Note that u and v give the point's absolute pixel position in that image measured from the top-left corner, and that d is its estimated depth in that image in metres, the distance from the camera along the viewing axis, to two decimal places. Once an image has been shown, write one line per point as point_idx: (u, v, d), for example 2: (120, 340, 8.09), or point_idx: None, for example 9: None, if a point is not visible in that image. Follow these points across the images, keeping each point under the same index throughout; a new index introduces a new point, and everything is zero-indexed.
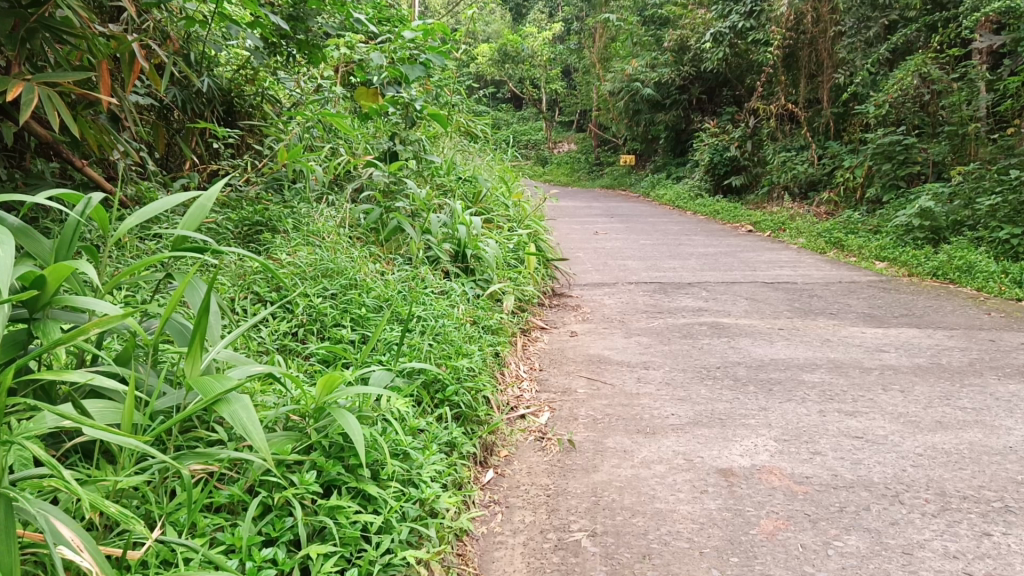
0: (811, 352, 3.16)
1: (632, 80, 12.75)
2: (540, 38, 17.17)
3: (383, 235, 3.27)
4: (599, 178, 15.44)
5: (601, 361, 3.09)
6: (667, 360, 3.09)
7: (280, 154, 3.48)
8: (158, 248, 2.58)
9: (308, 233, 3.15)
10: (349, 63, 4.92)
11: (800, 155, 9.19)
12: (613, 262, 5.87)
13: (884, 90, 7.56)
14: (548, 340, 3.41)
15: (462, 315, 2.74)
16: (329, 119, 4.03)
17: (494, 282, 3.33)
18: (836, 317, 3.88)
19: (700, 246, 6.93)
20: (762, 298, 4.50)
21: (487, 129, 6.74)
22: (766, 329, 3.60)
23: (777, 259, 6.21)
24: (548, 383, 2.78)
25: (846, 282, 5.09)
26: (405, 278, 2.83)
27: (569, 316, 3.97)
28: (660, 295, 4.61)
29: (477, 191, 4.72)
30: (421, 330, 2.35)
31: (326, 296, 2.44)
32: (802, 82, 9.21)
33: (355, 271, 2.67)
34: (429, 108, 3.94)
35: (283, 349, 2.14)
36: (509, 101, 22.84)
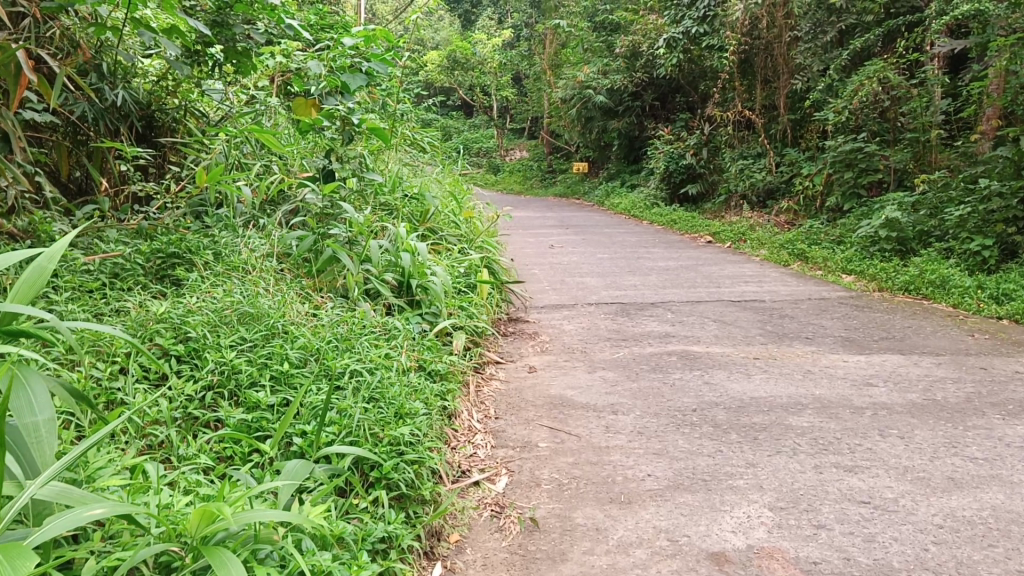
0: (793, 387, 2.87)
1: (584, 87, 12.54)
2: (490, 45, 16.88)
3: (315, 267, 2.91)
4: (552, 186, 15.16)
5: (563, 403, 2.77)
6: (637, 400, 2.78)
7: (199, 176, 3.12)
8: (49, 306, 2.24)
9: (232, 267, 2.79)
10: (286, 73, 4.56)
11: (757, 162, 9.01)
12: (570, 280, 5.57)
13: (842, 96, 7.39)
14: (504, 379, 3.08)
15: (406, 362, 2.40)
16: (259, 134, 3.67)
17: (443, 316, 2.99)
18: (813, 343, 3.60)
19: (660, 259, 6.67)
20: (730, 319, 4.23)
21: (436, 141, 6.40)
22: (741, 359, 3.31)
23: (741, 273, 5.96)
24: (504, 434, 2.45)
25: (816, 299, 4.84)
26: (338, 319, 2.47)
27: (526, 347, 3.64)
28: (622, 318, 4.31)
29: (425, 211, 4.38)
30: (354, 389, 2.01)
31: (242, 348, 2.09)
32: (758, 89, 9.04)
33: (281, 315, 2.32)
34: (369, 120, 3.59)
35: (186, 420, 1.80)
36: (460, 108, 22.51)
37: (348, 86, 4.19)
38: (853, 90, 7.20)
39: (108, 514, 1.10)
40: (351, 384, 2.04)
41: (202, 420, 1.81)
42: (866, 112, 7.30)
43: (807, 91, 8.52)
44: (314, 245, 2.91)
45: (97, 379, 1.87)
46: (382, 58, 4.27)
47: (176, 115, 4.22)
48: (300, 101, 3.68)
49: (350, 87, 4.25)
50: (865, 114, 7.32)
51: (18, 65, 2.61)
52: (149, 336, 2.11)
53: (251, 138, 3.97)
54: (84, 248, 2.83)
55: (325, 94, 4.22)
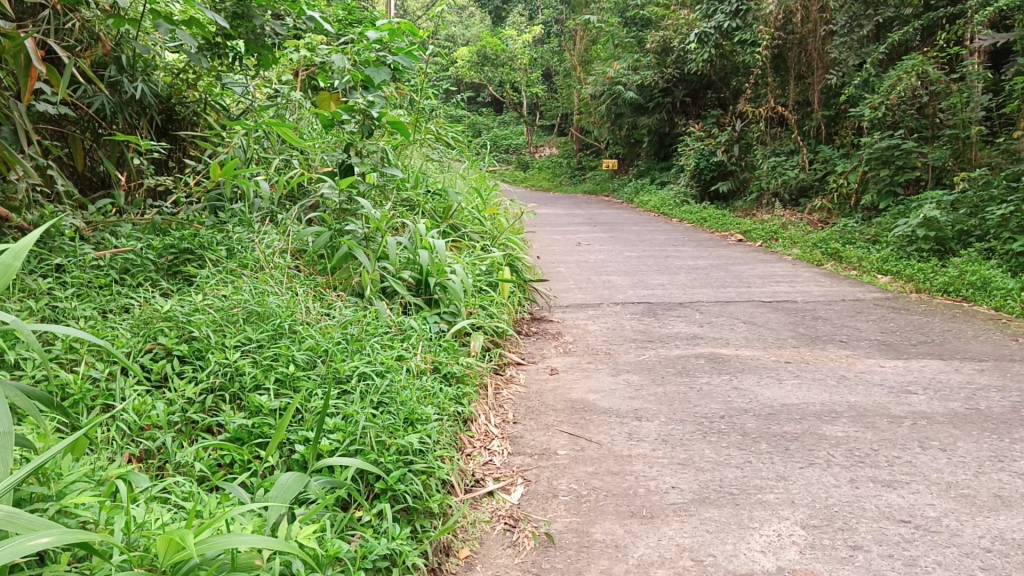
0: (827, 394, 2.74)
1: (614, 83, 12.41)
2: (521, 40, 16.77)
3: (330, 264, 2.83)
4: (581, 183, 15.02)
5: (584, 407, 2.66)
6: (661, 406, 2.66)
7: (212, 170, 3.04)
8: (53, 306, 2.16)
9: (246, 264, 2.72)
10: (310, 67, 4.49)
11: (790, 159, 8.82)
12: (596, 278, 5.46)
13: (879, 91, 7.18)
14: (524, 381, 2.98)
15: (419, 363, 2.30)
16: (278, 129, 3.59)
17: (461, 317, 2.90)
18: (847, 346, 3.46)
19: (689, 258, 6.53)
20: (761, 321, 4.09)
21: (462, 136, 6.30)
22: (772, 363, 3.18)
23: (772, 272, 5.81)
24: (521, 441, 2.36)
25: (850, 301, 4.68)
26: (350, 320, 2.38)
27: (549, 348, 3.54)
28: (649, 319, 4.19)
29: (447, 207, 4.29)
30: (362, 393, 1.91)
31: (248, 349, 2.00)
32: (792, 85, 8.84)
33: (290, 314, 2.23)
34: (390, 114, 3.50)
35: (186, 426, 1.73)
36: (490, 105, 22.43)
37: (372, 80, 4.11)
38: (890, 85, 6.99)
39: (55, 543, 0.97)
40: (361, 387, 1.95)
41: (203, 426, 1.74)
42: (903, 108, 7.10)
43: (842, 86, 8.32)
44: (329, 241, 2.83)
45: (95, 379, 1.80)
46: (407, 50, 4.16)
47: (196, 108, 4.17)
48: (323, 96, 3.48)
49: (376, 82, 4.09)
50: (902, 110, 7.12)
51: (27, 56, 2.53)
52: (152, 335, 2.03)
53: (270, 132, 3.90)
54: (95, 243, 2.77)
55: (347, 88, 4.13)
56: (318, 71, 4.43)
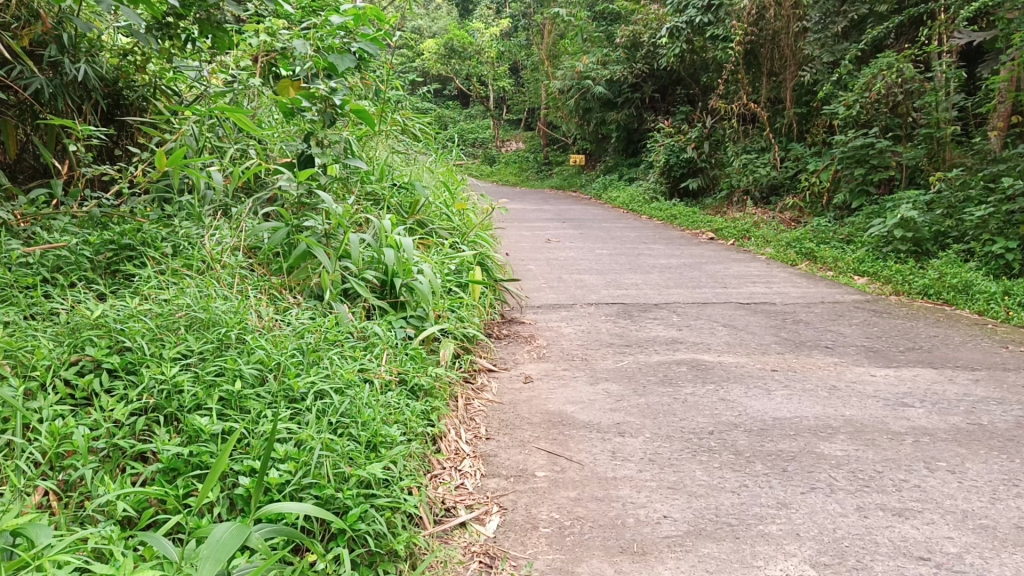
0: (820, 407, 2.56)
1: (583, 77, 12.22)
2: (489, 33, 16.54)
3: (287, 263, 2.59)
4: (548, 178, 14.84)
5: (563, 421, 2.47)
6: (645, 420, 2.47)
7: (158, 159, 2.78)
8: None
9: (194, 265, 2.48)
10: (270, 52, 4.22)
11: (761, 157, 8.70)
12: (567, 277, 5.28)
13: (852, 89, 7.06)
14: (496, 391, 2.78)
15: (383, 376, 2.08)
16: (233, 115, 3.34)
17: (429, 322, 2.68)
18: (834, 353, 3.30)
19: (661, 256, 6.37)
20: (741, 324, 3.92)
21: (428, 128, 6.08)
22: (758, 372, 3.00)
23: (747, 272, 5.67)
24: (496, 460, 2.15)
25: (829, 303, 4.54)
26: (307, 327, 2.14)
27: (521, 353, 3.34)
28: (625, 321, 4.00)
29: (414, 201, 4.07)
30: (318, 414, 1.69)
31: (188, 362, 1.77)
32: (763, 81, 8.70)
33: (240, 321, 2.00)
34: (353, 101, 3.25)
35: (112, 454, 1.51)
36: (456, 98, 22.14)
37: (336, 67, 3.85)
38: (864, 83, 6.87)
39: None
40: (318, 408, 1.72)
41: (134, 454, 1.51)
42: (877, 107, 7.00)
43: (814, 83, 8.21)
44: (286, 238, 2.59)
45: (8, 398, 1.57)
46: (372, 37, 3.96)
47: (145, 92, 3.90)
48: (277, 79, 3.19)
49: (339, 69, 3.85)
50: (876, 109, 7.02)
51: None
52: (79, 345, 1.79)
53: (225, 119, 3.64)
54: (25, 239, 2.51)
55: (309, 75, 3.88)
56: (279, 57, 4.16)
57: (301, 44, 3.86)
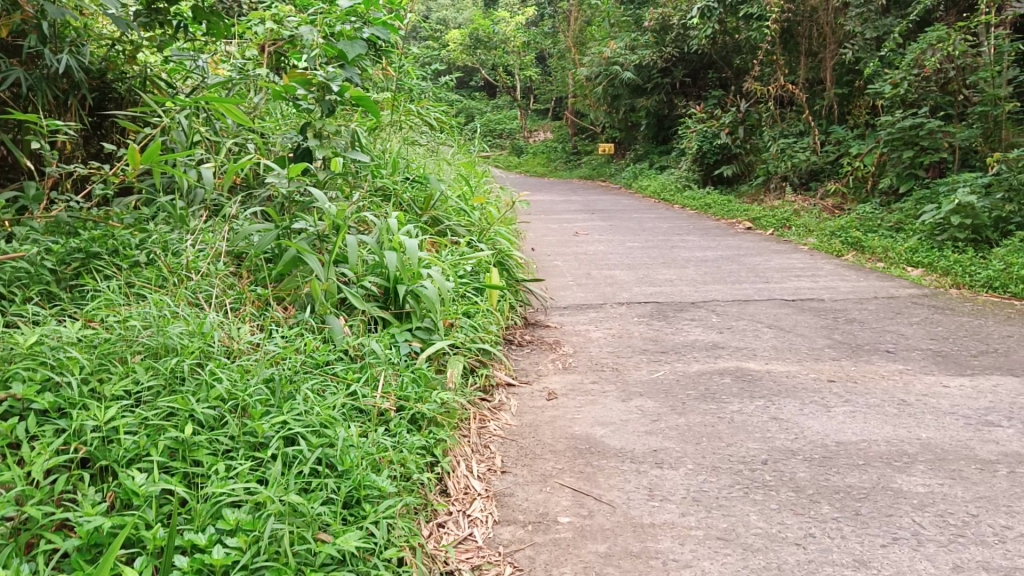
0: (890, 427, 2.21)
1: (610, 63, 11.83)
2: (514, 23, 16.17)
3: (275, 270, 2.30)
4: (576, 168, 14.44)
5: (591, 449, 2.14)
6: (686, 446, 2.14)
7: (131, 156, 2.48)
8: None
9: (168, 277, 2.19)
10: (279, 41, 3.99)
11: (800, 141, 8.27)
12: (596, 273, 4.94)
13: (899, 66, 6.62)
14: (515, 411, 2.47)
15: (371, 412, 1.77)
16: (224, 105, 3.05)
17: (438, 334, 2.37)
18: (897, 359, 2.93)
19: (697, 249, 6.00)
20: (789, 325, 3.56)
21: (446, 118, 5.75)
22: (814, 384, 2.65)
23: (789, 265, 5.28)
24: (511, 502, 1.83)
25: (884, 298, 4.15)
26: (285, 352, 1.83)
27: (545, 363, 3.01)
28: (659, 323, 3.66)
29: (428, 196, 3.76)
30: (283, 467, 1.38)
31: (133, 401, 1.46)
32: (801, 62, 8.35)
33: (205, 345, 1.69)
34: (352, 87, 2.94)
35: (23, 525, 1.20)
36: (483, 89, 21.80)
37: (346, 55, 3.54)
38: (913, 59, 6.43)
39: None
40: (286, 456, 1.41)
41: (53, 525, 1.19)
42: (927, 85, 6.57)
43: (856, 62, 7.77)
44: (274, 244, 2.30)
45: None
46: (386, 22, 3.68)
47: (136, 83, 3.62)
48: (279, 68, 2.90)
49: (349, 57, 3.55)
50: (925, 87, 6.60)
51: None
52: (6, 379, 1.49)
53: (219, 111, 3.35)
54: None
55: (316, 62, 3.58)
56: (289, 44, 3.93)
57: (308, 31, 3.57)
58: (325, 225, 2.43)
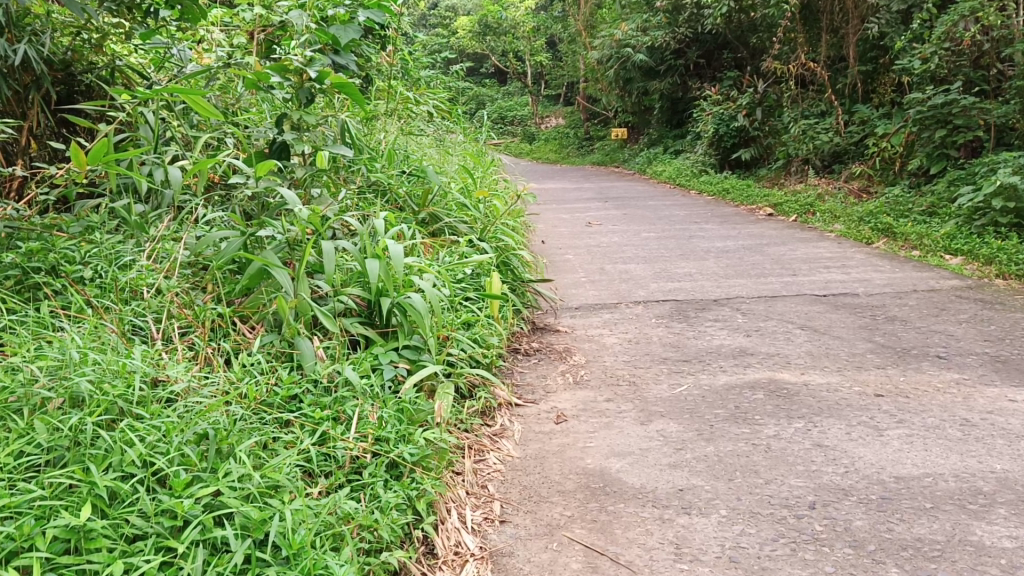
0: (957, 458, 1.89)
1: (622, 45, 11.46)
2: (523, 8, 15.76)
3: (238, 285, 2.01)
4: (589, 154, 14.06)
5: (607, 488, 1.83)
6: (718, 484, 1.82)
7: (76, 156, 2.19)
8: None
9: (110, 298, 1.92)
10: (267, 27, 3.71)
11: (822, 122, 7.89)
12: (610, 268, 4.62)
13: (929, 40, 6.25)
14: (519, 439, 2.16)
15: (337, 466, 1.50)
16: (191, 96, 2.75)
17: (428, 354, 2.07)
18: (951, 366, 2.61)
19: (716, 238, 5.66)
20: (823, 325, 3.24)
21: (448, 106, 5.42)
22: (860, 400, 2.32)
23: (816, 255, 4.94)
24: (510, 565, 1.52)
25: (925, 292, 3.81)
26: (230, 398, 1.57)
27: (554, 376, 2.70)
28: (680, 325, 3.33)
29: (426, 191, 3.49)
30: (204, 561, 1.13)
31: (26, 477, 1.22)
32: (822, 39, 7.96)
33: (125, 390, 1.44)
34: (330, 74, 2.63)
35: None
36: (493, 77, 21.44)
37: (339, 41, 3.28)
38: (943, 31, 6.08)
39: None
40: (213, 541, 1.17)
41: None
42: (958, 58, 6.17)
43: (880, 37, 7.38)
44: (236, 255, 2.01)
45: None
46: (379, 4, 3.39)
47: (105, 74, 3.29)
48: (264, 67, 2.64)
49: (343, 43, 3.30)
50: (956, 61, 6.20)
51: None
52: None
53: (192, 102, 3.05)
54: None
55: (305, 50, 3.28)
56: (277, 31, 3.65)
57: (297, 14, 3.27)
58: (296, 231, 2.14)
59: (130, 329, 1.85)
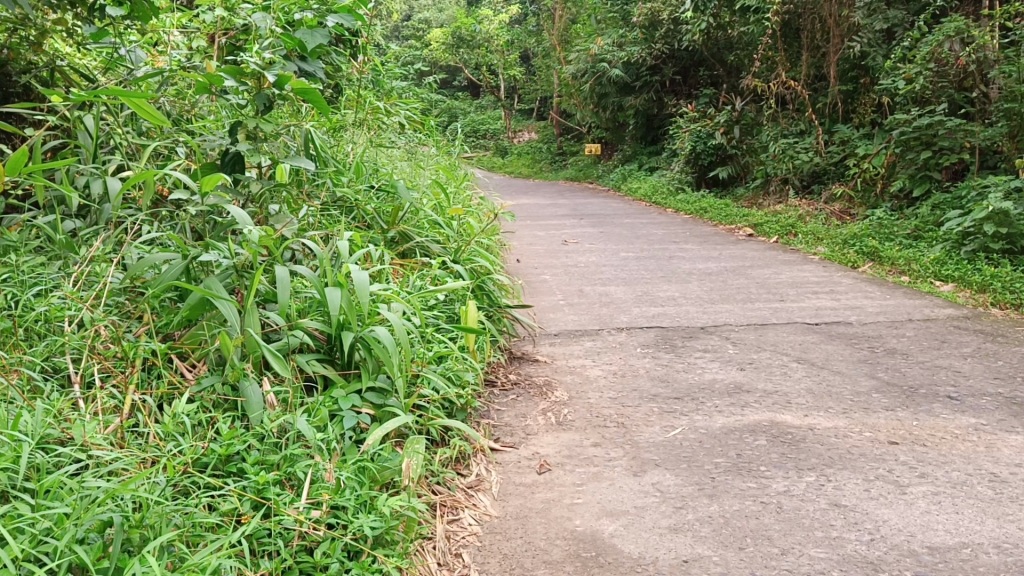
0: (995, 523, 1.67)
1: (597, 60, 11.30)
2: (497, 21, 15.58)
3: (177, 317, 1.76)
4: (562, 169, 13.87)
5: (600, 557, 1.60)
6: (725, 553, 1.59)
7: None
8: None
9: (22, 335, 1.68)
10: (230, 30, 3.46)
11: (802, 141, 7.76)
12: (588, 290, 4.40)
13: (914, 59, 6.11)
14: (499, 492, 1.92)
15: (283, 549, 1.26)
16: (133, 101, 2.49)
17: (394, 397, 1.83)
18: (966, 409, 2.40)
19: (697, 259, 5.45)
20: (820, 358, 3.03)
21: (420, 117, 5.19)
22: (874, 449, 2.10)
23: (803, 278, 4.75)
24: None
25: (921, 322, 3.62)
26: (146, 465, 1.34)
27: (534, 414, 2.45)
28: (667, 356, 3.10)
29: (396, 208, 3.24)
30: None
31: None
32: (803, 57, 7.82)
33: (12, 466, 1.23)
34: (292, 78, 2.37)
35: None
36: (466, 90, 21.25)
37: (305, 46, 2.97)
38: (928, 51, 5.93)
39: None
40: None
41: None
42: (941, 80, 6.00)
43: (862, 57, 7.26)
44: (177, 282, 1.76)
45: None
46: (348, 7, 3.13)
47: (45, 75, 3.01)
48: (217, 71, 2.37)
49: (309, 48, 2.98)
50: (939, 82, 6.04)
51: None
52: None
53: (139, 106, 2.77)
54: None
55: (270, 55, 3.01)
56: (238, 33, 3.40)
57: (261, 17, 3.02)
58: (246, 255, 1.89)
59: (45, 371, 1.60)
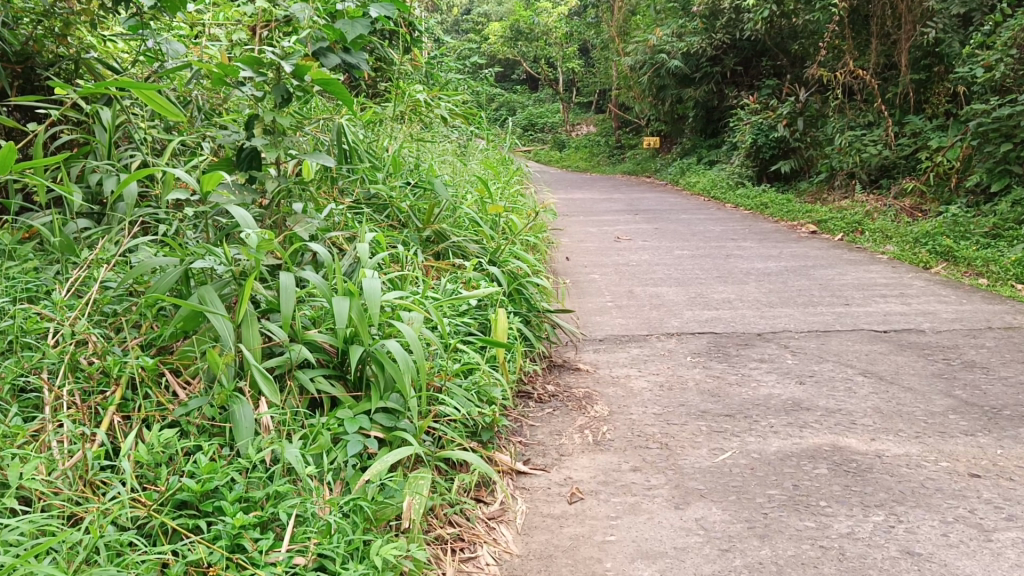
0: None
1: (656, 51, 11.01)
2: (555, 14, 15.35)
3: (169, 329, 1.61)
4: (620, 163, 13.57)
5: None
6: None
7: None
8: None
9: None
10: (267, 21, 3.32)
11: (870, 133, 7.38)
12: (638, 291, 4.18)
13: (994, 45, 5.71)
14: (523, 526, 1.72)
15: None
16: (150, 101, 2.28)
17: (407, 419, 1.66)
18: None
19: (756, 258, 5.17)
20: (889, 371, 2.76)
21: (467, 110, 5.01)
22: (952, 483, 1.84)
23: (870, 280, 4.45)
24: None
25: (1002, 330, 3.31)
26: (100, 510, 1.20)
27: (570, 432, 2.25)
28: (720, 366, 2.87)
29: (431, 206, 3.07)
30: None
31: None
32: (872, 45, 7.43)
33: None
34: (312, 69, 2.20)
35: None
36: (525, 83, 21.04)
37: (346, 36, 2.77)
38: (1009, 37, 5.54)
39: None
40: None
41: None
42: None
43: (936, 44, 6.87)
44: (169, 292, 1.61)
45: None
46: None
47: (71, 68, 2.90)
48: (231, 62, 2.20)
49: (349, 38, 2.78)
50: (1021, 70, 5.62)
51: None
52: None
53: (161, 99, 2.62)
54: None
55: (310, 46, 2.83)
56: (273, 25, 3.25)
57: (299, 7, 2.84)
58: (246, 262, 1.72)
59: (14, 391, 1.47)
